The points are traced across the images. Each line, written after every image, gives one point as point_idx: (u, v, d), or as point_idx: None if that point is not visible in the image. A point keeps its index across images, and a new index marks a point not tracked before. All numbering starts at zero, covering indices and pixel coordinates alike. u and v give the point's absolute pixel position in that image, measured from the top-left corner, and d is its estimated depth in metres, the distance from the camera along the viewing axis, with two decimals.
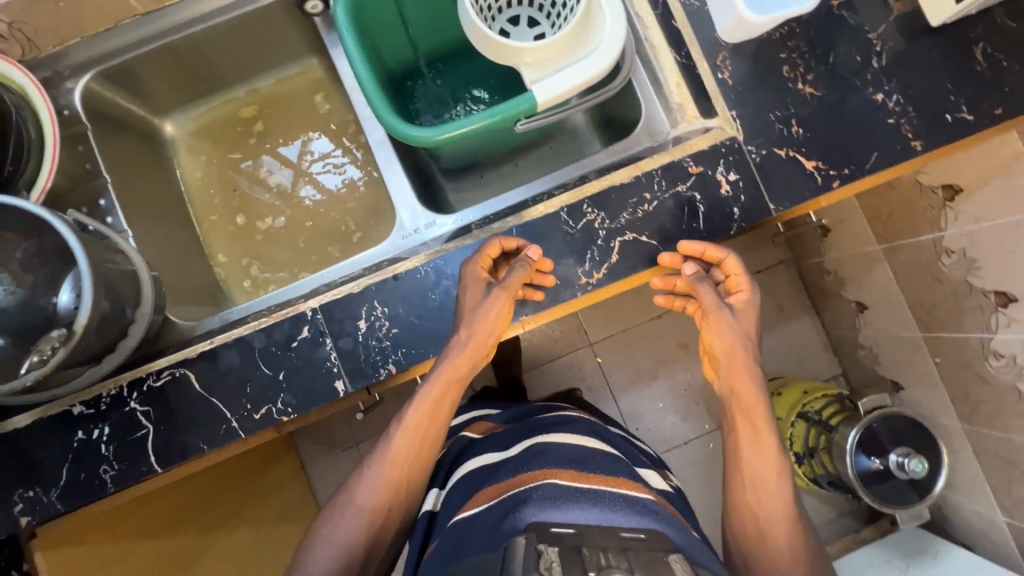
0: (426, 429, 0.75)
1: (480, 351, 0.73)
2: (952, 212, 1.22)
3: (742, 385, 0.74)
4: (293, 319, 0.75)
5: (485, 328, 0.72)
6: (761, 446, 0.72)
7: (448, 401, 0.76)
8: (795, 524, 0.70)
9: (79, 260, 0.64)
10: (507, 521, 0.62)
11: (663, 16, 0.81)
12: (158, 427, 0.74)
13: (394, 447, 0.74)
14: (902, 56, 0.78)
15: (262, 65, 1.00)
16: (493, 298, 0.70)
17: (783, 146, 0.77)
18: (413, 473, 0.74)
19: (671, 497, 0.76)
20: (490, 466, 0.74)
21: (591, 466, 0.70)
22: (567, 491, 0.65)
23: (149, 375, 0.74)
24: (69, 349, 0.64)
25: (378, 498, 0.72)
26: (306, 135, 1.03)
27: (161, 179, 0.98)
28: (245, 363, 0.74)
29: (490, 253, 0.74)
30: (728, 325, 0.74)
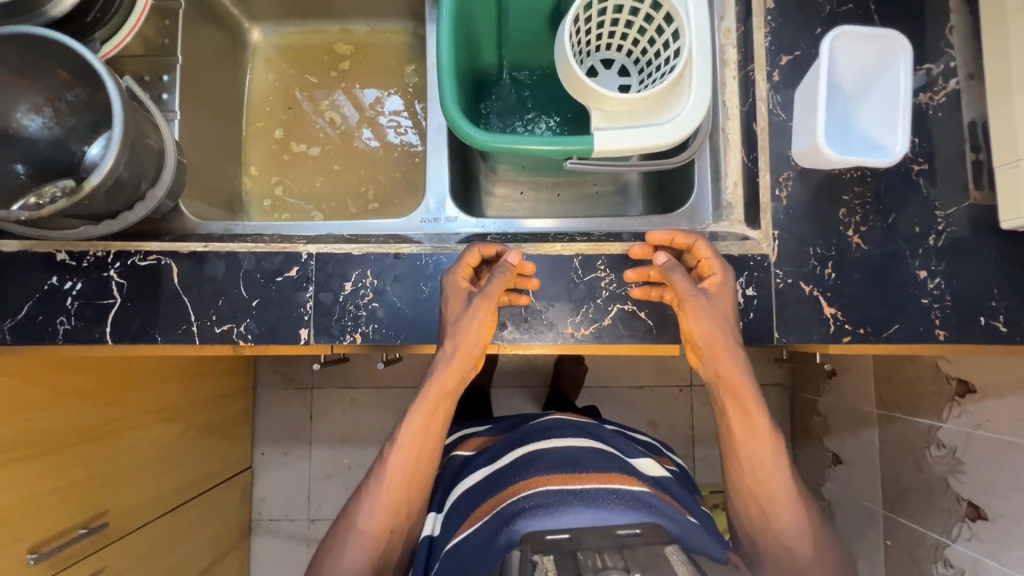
0: (420, 447, 0.75)
1: (469, 361, 0.73)
2: (958, 408, 1.19)
3: (726, 368, 0.70)
4: (287, 255, 0.76)
5: (474, 343, 0.71)
6: (754, 430, 0.71)
7: (441, 414, 0.76)
8: (795, 491, 0.72)
9: (114, 126, 0.63)
10: (501, 535, 0.69)
11: (747, 115, 0.81)
12: (126, 302, 0.75)
13: (390, 470, 0.74)
14: (961, 245, 0.76)
15: (362, 10, 1.02)
16: (478, 307, 0.69)
17: (811, 283, 0.76)
18: (413, 490, 0.75)
19: (670, 483, 0.83)
20: (491, 476, 0.81)
21: (582, 466, 0.77)
22: (559, 495, 0.71)
23: (137, 253, 0.75)
24: (72, 204, 0.63)
25: (378, 522, 0.73)
26: (381, 90, 1.04)
27: (229, 78, 1.00)
28: (227, 277, 0.75)
29: (470, 260, 0.73)
30: (711, 315, 0.69)
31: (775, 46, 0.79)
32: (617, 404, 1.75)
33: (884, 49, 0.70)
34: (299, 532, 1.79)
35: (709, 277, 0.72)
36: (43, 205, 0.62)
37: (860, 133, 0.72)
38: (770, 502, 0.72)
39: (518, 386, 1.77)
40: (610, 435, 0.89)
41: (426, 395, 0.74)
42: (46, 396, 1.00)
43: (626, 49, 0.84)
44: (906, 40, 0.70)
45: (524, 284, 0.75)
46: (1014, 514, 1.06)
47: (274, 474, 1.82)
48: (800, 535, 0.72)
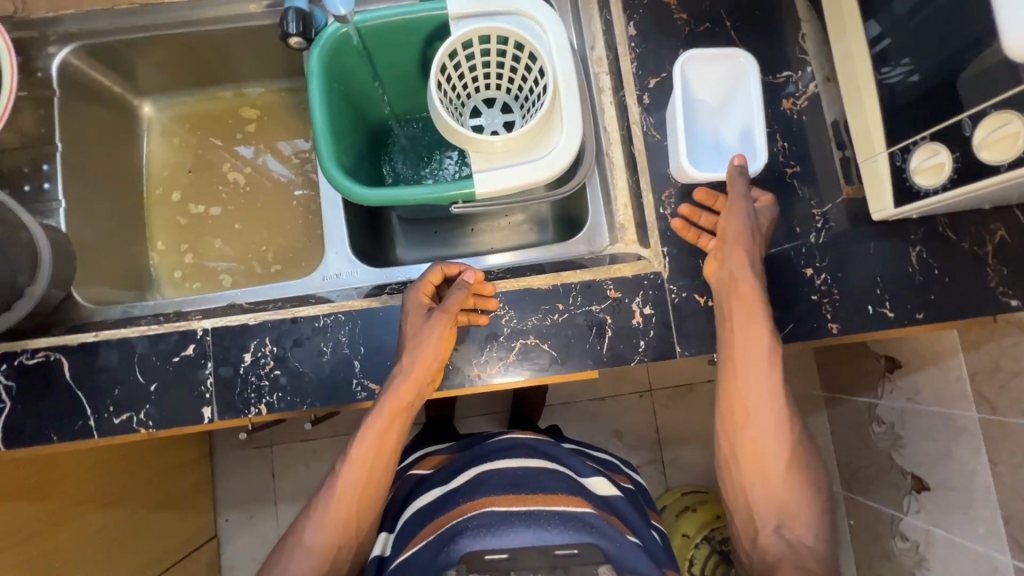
0: (374, 461, 0.74)
1: (428, 375, 0.73)
2: (889, 384, 1.22)
3: (737, 276, 0.73)
4: (182, 334, 0.75)
5: (427, 360, 0.72)
6: (753, 342, 0.71)
7: (396, 429, 0.75)
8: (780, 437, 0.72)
9: None
10: (443, 554, 0.70)
11: (626, 138, 0.83)
12: (16, 405, 0.73)
13: (341, 486, 0.74)
14: (841, 238, 0.79)
15: (253, 73, 1.02)
16: (433, 320, 0.71)
17: (705, 294, 0.78)
18: (362, 509, 0.74)
19: (618, 503, 0.81)
20: (430, 504, 0.80)
21: (531, 487, 0.75)
22: (505, 515, 0.71)
23: (23, 352, 0.73)
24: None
25: (323, 539, 0.71)
26: (299, 141, 1.05)
27: (123, 156, 0.99)
28: (121, 365, 0.74)
29: (433, 279, 0.78)
30: (739, 217, 0.73)
31: (642, 70, 0.82)
32: (581, 419, 1.76)
33: (734, 67, 0.79)
34: None
35: (757, 207, 0.79)
36: None
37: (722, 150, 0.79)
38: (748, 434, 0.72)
39: (480, 414, 1.76)
40: (565, 453, 0.86)
41: (379, 412, 0.73)
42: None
43: (505, 87, 0.86)
44: (751, 54, 0.77)
45: (483, 304, 0.76)
46: (952, 482, 1.08)
47: (240, 540, 1.76)
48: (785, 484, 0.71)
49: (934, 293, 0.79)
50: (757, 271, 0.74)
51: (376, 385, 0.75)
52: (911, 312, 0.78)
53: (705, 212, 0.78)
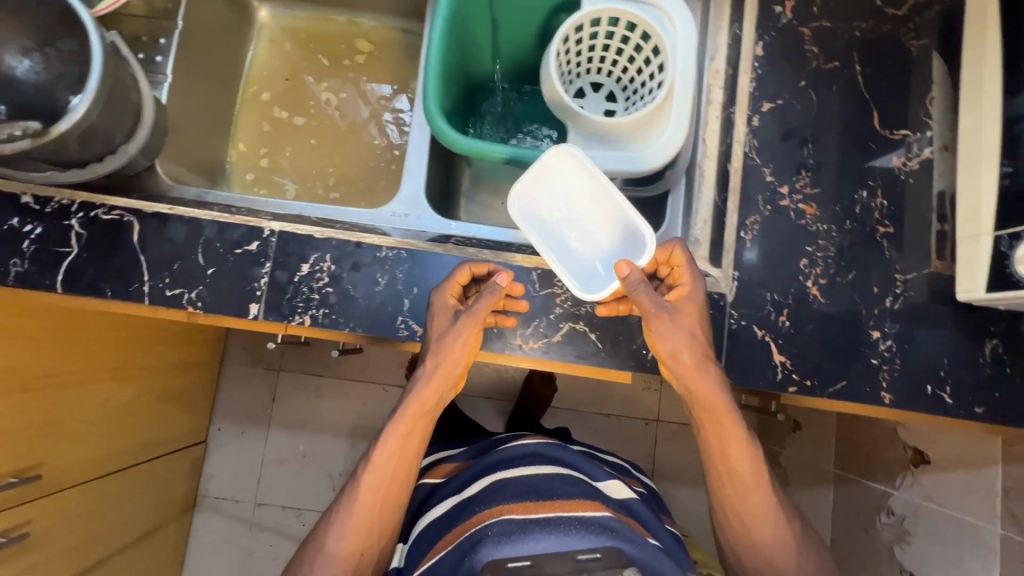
0: (396, 465, 0.76)
1: (448, 380, 0.74)
2: (911, 477, 1.18)
3: (697, 389, 0.71)
4: (250, 229, 0.76)
5: (453, 360, 0.72)
6: (733, 438, 0.73)
7: (417, 435, 0.76)
8: (772, 499, 0.75)
9: (91, 78, 0.64)
10: (465, 561, 0.74)
11: (724, 156, 0.81)
12: (82, 253, 0.75)
13: (363, 490, 0.76)
14: (917, 311, 0.77)
15: (370, 4, 1.03)
16: (460, 326, 0.68)
17: (764, 328, 0.76)
18: (386, 512, 0.77)
19: (636, 509, 0.86)
20: (450, 510, 0.86)
21: (551, 491, 0.80)
22: (521, 522, 0.75)
23: (101, 207, 0.75)
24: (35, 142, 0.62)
25: (348, 544, 0.75)
26: (396, 81, 1.06)
27: (230, 52, 1.02)
28: (187, 242, 0.75)
29: (458, 280, 0.74)
30: (672, 332, 0.68)
31: (758, 92, 0.80)
32: (582, 429, 1.74)
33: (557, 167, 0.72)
34: (244, 514, 1.77)
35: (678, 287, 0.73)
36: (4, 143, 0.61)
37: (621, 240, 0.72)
38: (739, 515, 0.75)
39: (482, 397, 1.75)
40: (578, 458, 0.91)
41: (403, 414, 0.75)
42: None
43: (615, 76, 0.86)
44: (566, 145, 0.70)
45: (511, 305, 0.75)
46: None
47: (227, 451, 1.80)
48: (779, 543, 0.75)
49: (999, 391, 0.75)
50: (721, 376, 0.71)
51: (419, 328, 0.75)
52: (970, 404, 0.75)
53: (622, 304, 0.74)
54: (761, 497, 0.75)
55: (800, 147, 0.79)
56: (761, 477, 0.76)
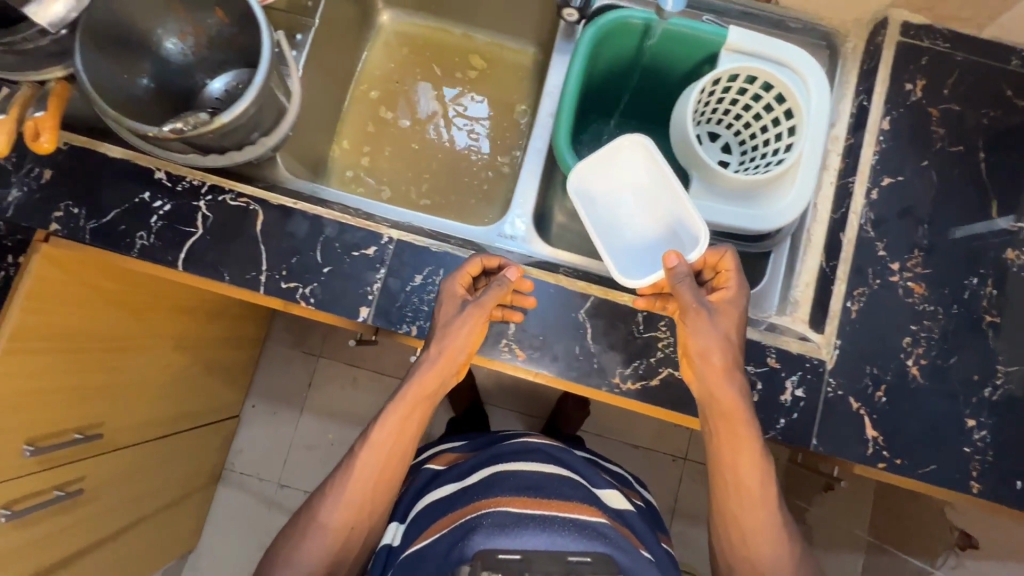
0: (392, 446, 0.78)
1: (452, 366, 0.74)
2: (955, 559, 1.16)
3: (715, 391, 0.69)
4: (369, 233, 0.78)
5: (458, 348, 0.73)
6: (742, 448, 0.69)
7: (416, 418, 0.79)
8: (777, 521, 0.71)
9: (259, 74, 0.67)
10: (456, 550, 0.73)
11: (837, 223, 0.82)
12: (206, 234, 0.77)
13: (359, 468, 0.78)
14: (1015, 405, 0.77)
15: (489, 23, 1.06)
16: (464, 318, 0.70)
17: (860, 400, 0.76)
18: (380, 489, 0.78)
19: (630, 518, 0.85)
20: (452, 495, 0.85)
21: (546, 489, 0.80)
22: (517, 517, 0.75)
23: (230, 192, 0.78)
24: (201, 132, 0.67)
25: (339, 521, 0.77)
26: (503, 100, 1.08)
27: (349, 51, 1.04)
28: (307, 238, 0.77)
29: (471, 270, 0.75)
30: (707, 331, 0.68)
31: (880, 165, 0.81)
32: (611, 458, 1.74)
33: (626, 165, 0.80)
34: (265, 493, 1.79)
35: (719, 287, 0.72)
36: (180, 131, 0.66)
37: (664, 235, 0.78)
38: (739, 531, 0.71)
39: (515, 412, 1.75)
40: (578, 462, 0.91)
41: (405, 396, 0.77)
42: (61, 291, 0.95)
43: (734, 129, 0.87)
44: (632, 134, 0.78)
45: (520, 301, 0.76)
46: None
47: (257, 429, 1.82)
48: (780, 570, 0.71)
49: None
50: (737, 385, 0.69)
51: (521, 352, 0.77)
52: None
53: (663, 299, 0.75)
54: (763, 513, 0.71)
55: (916, 225, 0.79)
56: (770, 493, 0.71)
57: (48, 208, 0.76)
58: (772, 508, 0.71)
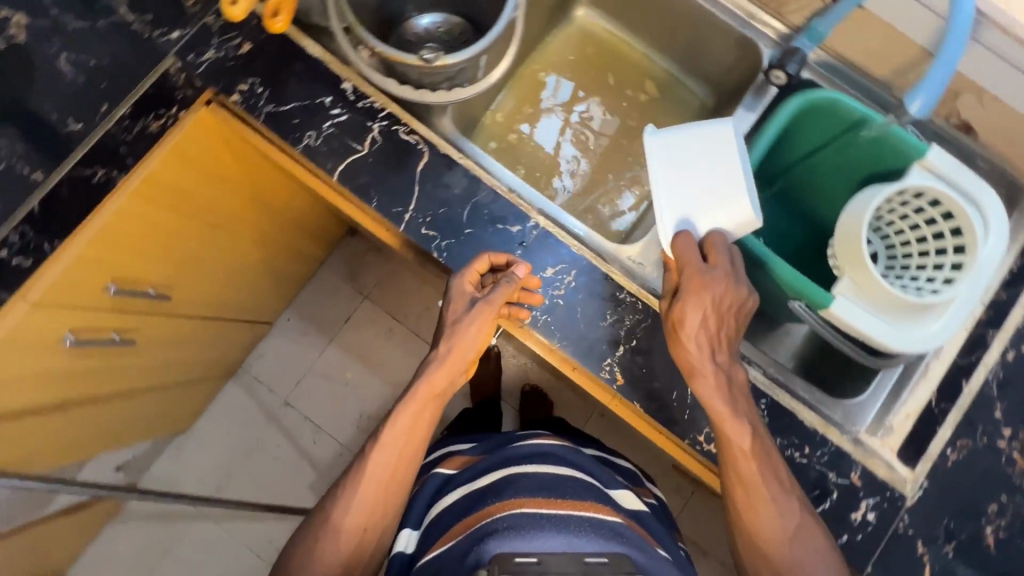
0: (403, 444, 0.77)
1: (461, 364, 0.77)
2: None
3: (696, 382, 0.70)
4: (519, 212, 0.79)
5: (468, 344, 0.76)
6: (733, 437, 0.69)
7: (425, 417, 0.78)
8: (794, 519, 0.69)
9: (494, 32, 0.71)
10: (472, 555, 0.68)
11: (961, 369, 0.80)
12: (369, 156, 0.78)
13: (370, 467, 0.77)
14: None
15: (675, 54, 1.05)
16: (475, 310, 0.74)
17: (928, 547, 0.75)
18: (391, 491, 0.77)
19: (645, 518, 0.84)
20: (465, 499, 0.79)
21: (562, 489, 0.76)
22: (532, 520, 0.70)
23: (405, 126, 0.79)
24: (423, 63, 0.72)
25: (355, 520, 0.75)
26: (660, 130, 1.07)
27: (535, 32, 1.05)
28: (460, 195, 0.78)
29: (478, 270, 0.75)
30: (696, 321, 0.70)
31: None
32: None
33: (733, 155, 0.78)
34: (269, 404, 1.81)
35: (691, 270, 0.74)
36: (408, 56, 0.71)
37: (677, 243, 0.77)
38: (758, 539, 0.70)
39: None
40: (590, 463, 0.87)
41: (414, 397, 0.78)
42: (207, 160, 0.96)
43: (888, 237, 0.86)
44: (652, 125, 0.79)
45: (528, 299, 0.76)
46: None
47: (284, 342, 1.84)
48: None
49: None
50: (723, 369, 0.70)
51: (620, 378, 0.76)
52: None
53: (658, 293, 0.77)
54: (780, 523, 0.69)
55: None
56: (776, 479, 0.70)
57: (236, 79, 0.78)
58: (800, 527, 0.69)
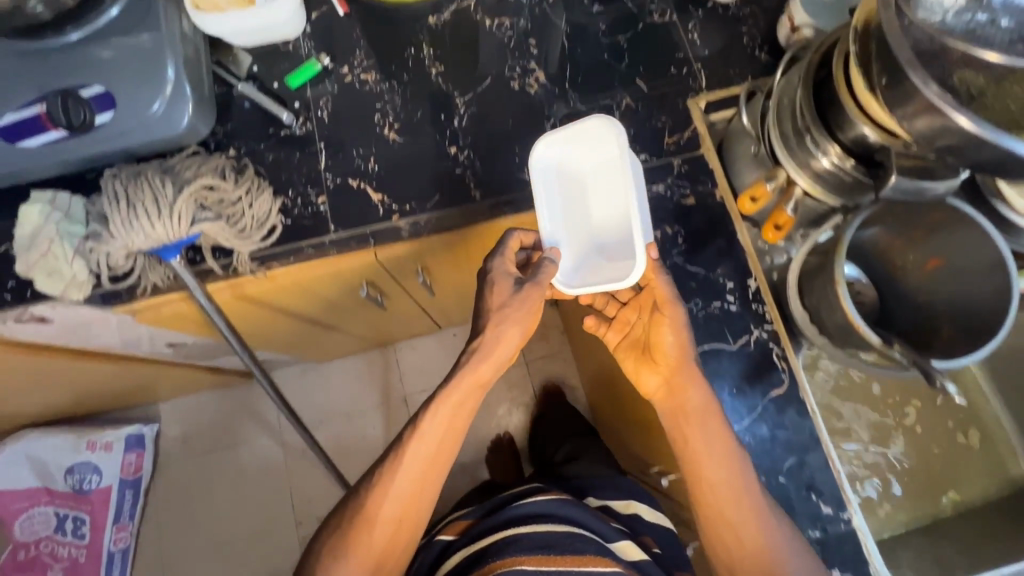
0: (440, 441, 0.83)
1: (505, 356, 0.83)
2: None
3: (682, 390, 0.77)
4: (839, 496, 0.76)
5: (512, 334, 0.80)
6: (699, 437, 0.75)
7: (467, 405, 0.84)
8: (770, 523, 0.72)
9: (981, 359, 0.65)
10: None
11: None
12: (733, 353, 0.80)
13: (408, 456, 0.82)
14: None
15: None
16: (528, 294, 0.77)
17: None
18: (424, 490, 0.83)
19: (644, 566, 0.87)
20: (471, 559, 0.86)
21: (562, 544, 0.82)
22: (533, 573, 0.79)
23: (782, 349, 0.80)
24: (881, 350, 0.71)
25: (389, 512, 0.81)
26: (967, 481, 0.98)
27: None
28: (792, 442, 0.77)
29: (514, 247, 0.81)
30: (675, 325, 0.76)
31: None
32: None
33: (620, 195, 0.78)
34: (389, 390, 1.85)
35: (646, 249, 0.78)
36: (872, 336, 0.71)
37: (613, 243, 0.81)
38: (721, 525, 0.74)
39: None
40: (591, 517, 0.89)
41: (461, 383, 0.83)
42: None
43: None
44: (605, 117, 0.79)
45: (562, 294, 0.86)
46: None
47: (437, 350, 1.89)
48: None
49: None
50: (705, 381, 0.77)
51: None
52: None
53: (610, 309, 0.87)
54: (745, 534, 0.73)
55: None
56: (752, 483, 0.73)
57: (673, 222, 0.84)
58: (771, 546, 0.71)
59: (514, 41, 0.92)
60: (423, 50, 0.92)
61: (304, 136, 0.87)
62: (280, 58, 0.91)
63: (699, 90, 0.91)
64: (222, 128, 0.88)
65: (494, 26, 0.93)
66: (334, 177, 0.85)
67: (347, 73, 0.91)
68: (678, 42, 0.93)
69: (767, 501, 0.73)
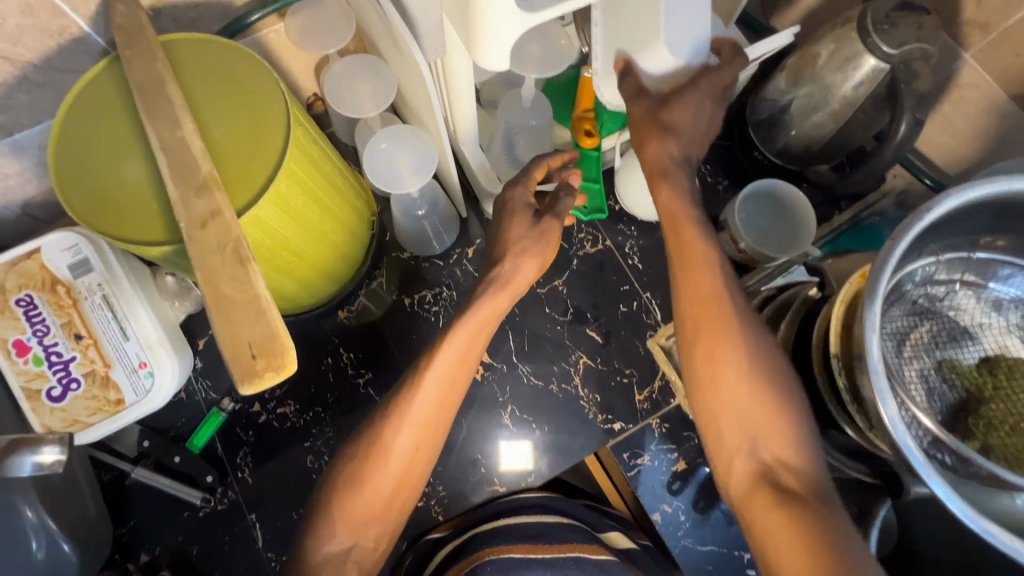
0: (458, 371, 0.61)
1: (519, 288, 0.65)
2: None
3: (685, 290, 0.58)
4: None
5: (527, 268, 0.64)
6: (705, 356, 0.56)
7: (481, 342, 0.63)
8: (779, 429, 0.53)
9: None
10: None
11: None
12: None
13: (421, 390, 0.59)
14: None
15: None
16: (547, 228, 0.64)
17: None
18: (443, 413, 0.60)
19: (637, 555, 0.74)
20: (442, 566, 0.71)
21: (549, 533, 0.71)
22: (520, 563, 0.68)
23: None
24: None
25: (400, 440, 0.58)
26: None
27: None
28: None
29: (538, 177, 0.67)
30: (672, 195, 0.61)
31: None
32: None
33: None
34: None
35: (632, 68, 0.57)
36: None
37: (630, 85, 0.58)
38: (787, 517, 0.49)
39: None
40: (578, 507, 0.76)
41: (478, 309, 0.62)
42: None
43: None
44: None
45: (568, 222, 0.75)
46: None
47: None
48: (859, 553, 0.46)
49: None
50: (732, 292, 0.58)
51: None
52: None
53: None
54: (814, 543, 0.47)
55: None
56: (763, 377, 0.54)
57: (665, 501, 0.78)
58: (847, 549, 0.46)
59: (442, 317, 0.82)
60: (342, 357, 0.80)
61: (228, 510, 0.74)
62: (175, 413, 0.77)
63: (658, 325, 0.82)
64: (124, 528, 0.72)
65: (415, 304, 0.82)
66: (276, 555, 0.73)
67: (259, 410, 0.77)
68: (618, 271, 0.84)
69: (811, 465, 0.52)
